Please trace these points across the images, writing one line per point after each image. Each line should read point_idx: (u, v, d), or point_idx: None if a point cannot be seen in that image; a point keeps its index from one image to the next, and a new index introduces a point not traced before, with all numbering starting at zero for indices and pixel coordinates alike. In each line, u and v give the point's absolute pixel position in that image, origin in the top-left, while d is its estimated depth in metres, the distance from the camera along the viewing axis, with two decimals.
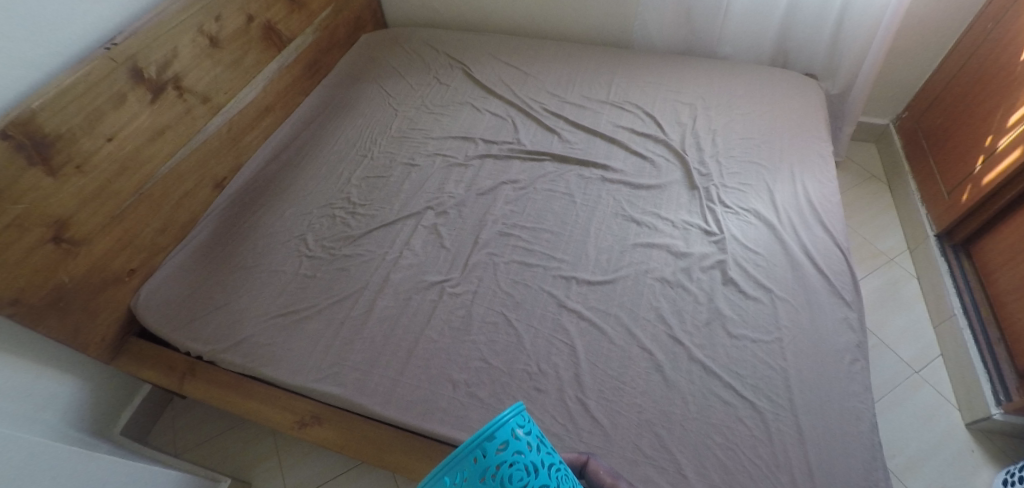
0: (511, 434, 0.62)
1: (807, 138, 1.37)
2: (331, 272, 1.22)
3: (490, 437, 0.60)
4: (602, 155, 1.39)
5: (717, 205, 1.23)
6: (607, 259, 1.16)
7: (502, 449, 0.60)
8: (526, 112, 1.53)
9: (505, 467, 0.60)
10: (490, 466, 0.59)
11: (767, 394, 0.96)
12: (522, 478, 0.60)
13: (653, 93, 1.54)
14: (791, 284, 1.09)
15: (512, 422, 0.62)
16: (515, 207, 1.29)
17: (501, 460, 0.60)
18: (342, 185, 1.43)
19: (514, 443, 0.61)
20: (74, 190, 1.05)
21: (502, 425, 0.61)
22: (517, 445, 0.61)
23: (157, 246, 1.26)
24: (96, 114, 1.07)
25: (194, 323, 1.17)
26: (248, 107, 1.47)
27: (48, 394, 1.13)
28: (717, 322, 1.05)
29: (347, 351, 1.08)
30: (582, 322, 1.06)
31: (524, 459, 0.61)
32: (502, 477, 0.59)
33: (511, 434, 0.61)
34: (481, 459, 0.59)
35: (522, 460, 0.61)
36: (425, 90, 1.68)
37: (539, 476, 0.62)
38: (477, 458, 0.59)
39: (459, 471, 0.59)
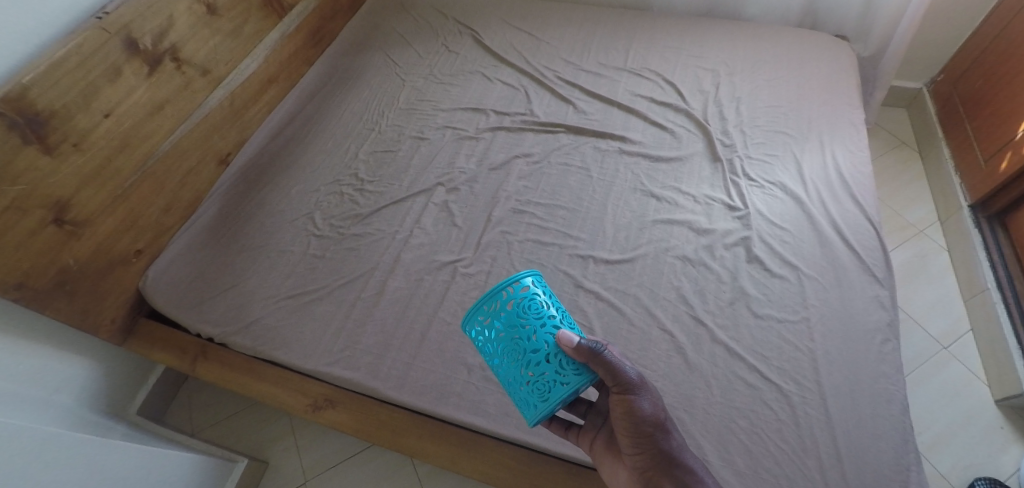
0: (533, 282, 0.71)
1: (839, 106, 1.29)
2: (339, 252, 1.19)
3: (513, 281, 0.69)
4: (620, 126, 1.32)
5: (742, 178, 1.17)
6: (625, 236, 1.11)
7: (524, 289, 0.69)
8: (538, 81, 1.46)
9: (527, 301, 0.69)
10: (513, 297, 0.68)
11: (794, 377, 0.90)
12: (539, 310, 0.69)
13: (674, 58, 1.46)
14: (821, 261, 1.03)
15: (531, 276, 0.71)
16: (529, 183, 1.24)
17: (523, 294, 0.69)
18: (349, 160, 1.38)
19: (533, 287, 0.70)
20: (73, 169, 1.01)
21: (525, 274, 0.71)
22: (536, 291, 0.70)
23: (162, 226, 1.23)
24: (91, 89, 1.03)
25: (204, 305, 1.16)
26: (250, 79, 1.41)
27: (61, 376, 1.12)
28: (741, 301, 0.99)
29: (359, 334, 1.05)
30: (600, 303, 1.01)
31: (542, 300, 0.70)
32: (522, 308, 0.68)
33: (531, 282, 0.70)
34: (509, 293, 0.69)
35: (539, 299, 0.70)
36: (433, 58, 1.61)
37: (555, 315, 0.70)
38: (503, 293, 0.69)
39: (489, 302, 0.69)
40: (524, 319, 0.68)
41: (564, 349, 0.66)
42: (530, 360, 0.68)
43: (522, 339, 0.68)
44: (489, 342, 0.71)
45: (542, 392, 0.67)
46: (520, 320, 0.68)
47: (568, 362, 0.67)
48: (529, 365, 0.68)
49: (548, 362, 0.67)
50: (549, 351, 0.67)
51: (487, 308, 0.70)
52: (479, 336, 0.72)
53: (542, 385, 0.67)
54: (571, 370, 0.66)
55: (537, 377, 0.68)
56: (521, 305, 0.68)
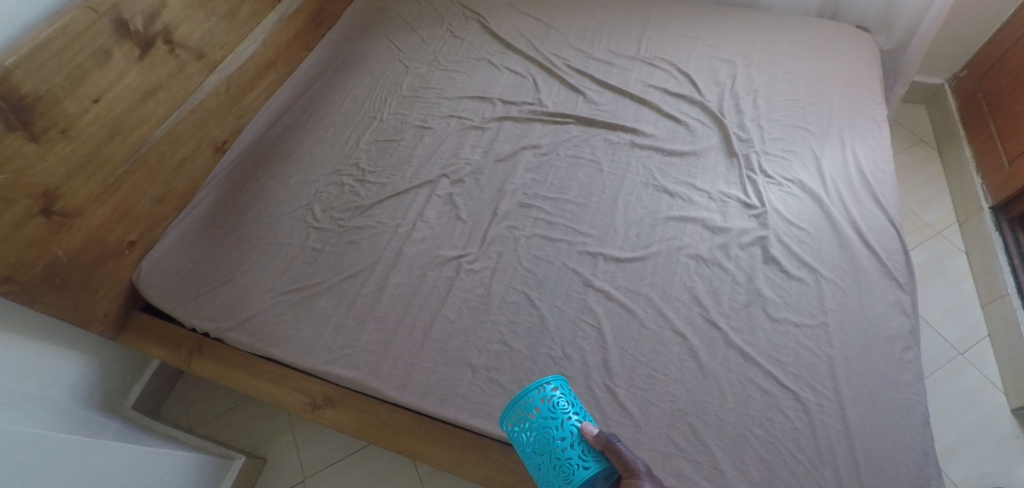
0: (562, 384, 0.76)
1: (860, 101, 1.24)
2: (339, 245, 1.15)
3: (545, 382, 0.74)
4: (632, 117, 1.27)
5: (759, 175, 1.13)
6: (637, 233, 1.06)
7: (555, 388, 0.74)
8: (547, 69, 1.41)
9: (556, 400, 0.73)
10: (546, 391, 0.74)
11: (811, 384, 0.87)
12: (567, 408, 0.73)
13: (688, 48, 1.40)
14: (840, 263, 0.99)
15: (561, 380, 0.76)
16: (537, 176, 1.20)
17: (553, 393, 0.74)
18: (349, 149, 1.34)
19: (562, 389, 0.75)
20: (61, 157, 0.97)
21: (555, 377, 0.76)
22: (564, 391, 0.75)
23: (155, 216, 1.19)
24: (78, 73, 0.98)
25: (200, 299, 1.12)
26: (247, 63, 1.36)
27: (53, 371, 1.09)
28: (757, 304, 0.95)
29: (359, 331, 1.01)
30: (609, 303, 0.97)
31: (569, 399, 0.75)
32: (552, 405, 0.73)
33: (560, 383, 0.76)
34: (540, 392, 0.74)
35: (566, 398, 0.74)
36: (438, 44, 1.55)
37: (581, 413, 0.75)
38: (535, 392, 0.74)
39: (523, 398, 0.74)
40: (553, 414, 0.72)
41: (586, 439, 0.71)
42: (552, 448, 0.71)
43: (549, 427, 0.72)
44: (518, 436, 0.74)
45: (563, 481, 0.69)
46: (550, 417, 0.72)
47: (590, 457, 0.71)
48: (553, 453, 0.71)
49: (574, 456, 0.70)
50: (574, 446, 0.71)
51: (520, 398, 0.74)
52: (507, 425, 0.75)
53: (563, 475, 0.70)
54: (591, 458, 0.71)
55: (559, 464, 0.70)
56: (550, 398, 0.73)
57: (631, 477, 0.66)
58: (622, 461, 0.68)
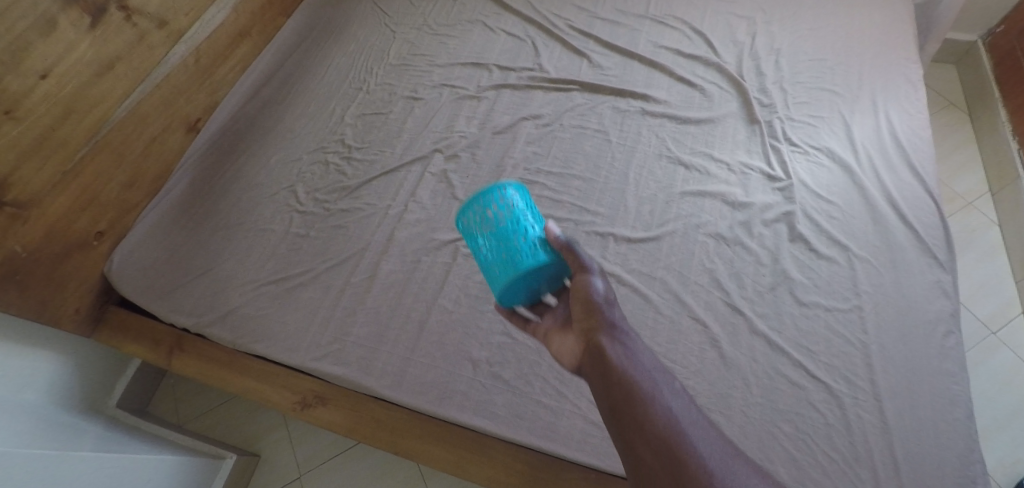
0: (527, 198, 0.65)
1: (893, 59, 1.13)
2: (326, 230, 1.06)
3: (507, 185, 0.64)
4: (641, 82, 1.16)
5: (783, 143, 1.03)
6: (650, 211, 0.97)
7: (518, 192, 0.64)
8: (548, 31, 1.29)
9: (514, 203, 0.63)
10: (506, 193, 0.63)
11: (844, 375, 0.78)
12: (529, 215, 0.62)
13: (702, 4, 1.28)
14: (874, 240, 0.90)
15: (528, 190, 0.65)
16: (539, 148, 1.09)
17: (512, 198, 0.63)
18: (335, 124, 1.23)
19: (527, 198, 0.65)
20: (9, 139, 0.87)
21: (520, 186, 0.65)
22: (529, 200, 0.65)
23: (125, 203, 1.09)
24: (21, 45, 0.87)
25: (178, 292, 1.04)
26: (218, 32, 1.24)
27: (26, 372, 1.02)
28: (783, 287, 0.86)
29: (349, 324, 0.93)
30: (622, 288, 0.89)
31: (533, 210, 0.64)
32: (510, 207, 0.62)
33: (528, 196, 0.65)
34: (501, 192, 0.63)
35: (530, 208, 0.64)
36: (428, 6, 1.42)
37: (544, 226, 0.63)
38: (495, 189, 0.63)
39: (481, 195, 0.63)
40: (511, 219, 0.61)
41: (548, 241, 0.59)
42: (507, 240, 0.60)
43: (507, 227, 0.61)
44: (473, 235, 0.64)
45: (511, 270, 0.58)
46: (507, 216, 0.62)
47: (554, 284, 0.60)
48: (504, 243, 0.60)
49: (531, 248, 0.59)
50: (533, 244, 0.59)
51: (479, 195, 0.63)
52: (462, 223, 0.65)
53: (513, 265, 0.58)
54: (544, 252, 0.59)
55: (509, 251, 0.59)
56: (510, 199, 0.63)
57: (584, 274, 0.57)
58: (580, 262, 0.58)
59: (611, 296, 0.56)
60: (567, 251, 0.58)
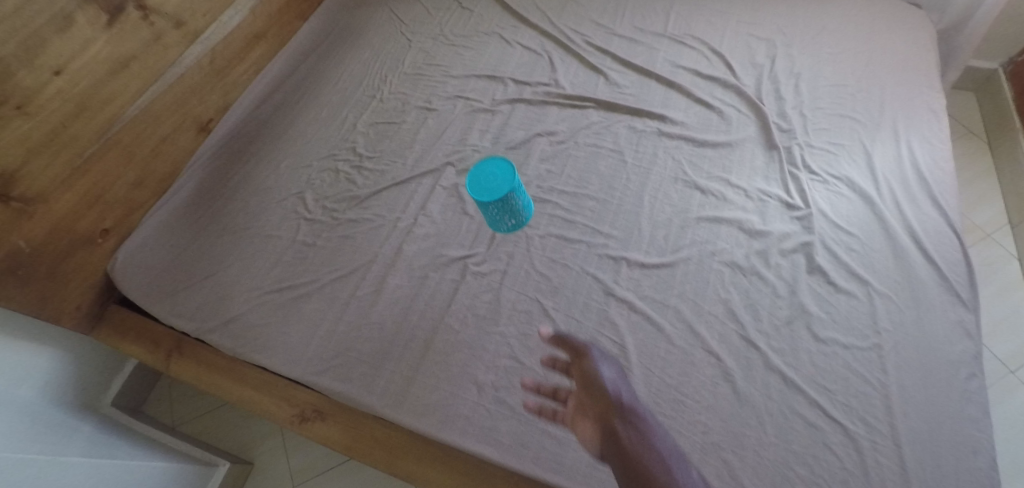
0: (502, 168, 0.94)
1: (916, 88, 1.10)
2: (333, 239, 1.04)
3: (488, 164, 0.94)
4: (658, 102, 1.14)
5: (802, 171, 1.00)
6: (665, 235, 0.95)
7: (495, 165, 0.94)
8: (565, 46, 1.27)
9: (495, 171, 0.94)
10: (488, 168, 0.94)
11: (862, 416, 0.75)
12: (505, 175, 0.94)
13: (721, 25, 1.26)
14: (896, 276, 0.87)
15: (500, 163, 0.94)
16: (552, 167, 1.08)
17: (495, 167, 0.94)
18: (346, 131, 1.22)
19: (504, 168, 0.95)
20: (18, 136, 0.86)
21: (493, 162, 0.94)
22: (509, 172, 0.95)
23: (132, 202, 1.08)
24: (35, 41, 0.86)
25: (179, 296, 1.02)
26: (234, 34, 1.23)
27: (27, 368, 1.01)
28: (800, 321, 0.84)
29: (352, 338, 0.91)
30: (634, 316, 0.87)
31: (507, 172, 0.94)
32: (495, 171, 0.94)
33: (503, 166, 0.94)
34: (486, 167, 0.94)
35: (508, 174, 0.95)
36: (444, 16, 1.41)
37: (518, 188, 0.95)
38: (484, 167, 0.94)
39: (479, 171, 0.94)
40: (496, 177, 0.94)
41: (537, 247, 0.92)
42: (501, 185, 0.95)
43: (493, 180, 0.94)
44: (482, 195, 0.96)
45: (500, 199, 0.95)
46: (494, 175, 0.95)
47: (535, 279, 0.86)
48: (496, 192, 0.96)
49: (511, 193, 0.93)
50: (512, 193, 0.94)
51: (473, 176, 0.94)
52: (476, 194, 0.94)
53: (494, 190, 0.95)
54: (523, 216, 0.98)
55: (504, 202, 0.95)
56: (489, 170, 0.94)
57: (591, 363, 0.77)
58: (585, 355, 0.78)
59: (618, 383, 0.75)
60: (564, 342, 0.81)
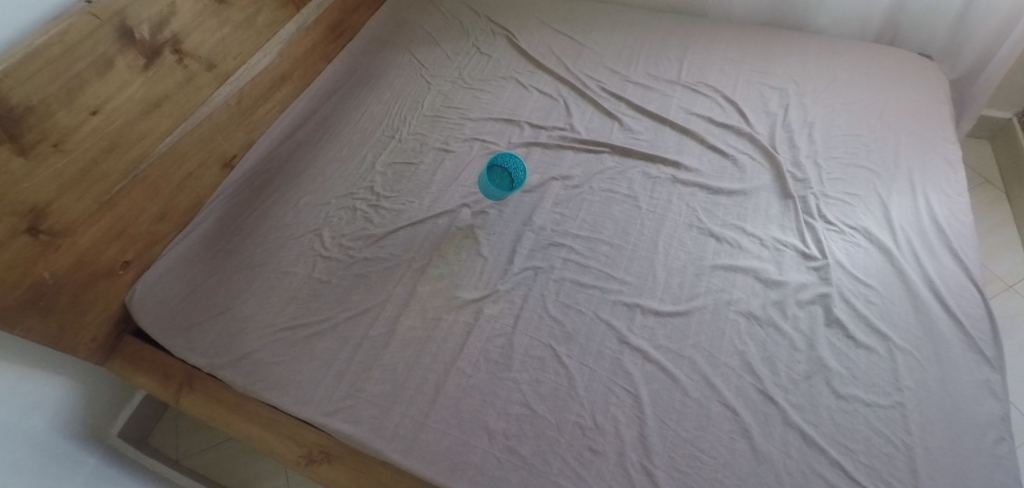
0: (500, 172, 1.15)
1: (930, 139, 1.09)
2: (348, 278, 1.05)
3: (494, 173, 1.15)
4: (672, 148, 1.16)
5: (818, 220, 0.99)
6: (679, 283, 0.95)
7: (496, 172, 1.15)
8: (580, 91, 1.30)
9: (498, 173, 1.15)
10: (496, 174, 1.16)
11: (886, 480, 0.72)
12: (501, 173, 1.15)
13: (734, 73, 1.28)
14: (917, 332, 0.85)
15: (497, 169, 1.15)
16: (566, 210, 1.09)
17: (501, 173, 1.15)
18: (365, 170, 1.24)
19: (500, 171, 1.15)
20: (52, 172, 0.89)
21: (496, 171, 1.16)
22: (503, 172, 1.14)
23: (155, 235, 1.10)
24: (77, 83, 0.90)
25: (193, 331, 1.02)
26: (261, 75, 1.27)
27: (36, 397, 1.01)
28: (820, 376, 0.82)
29: (364, 380, 0.91)
30: (648, 365, 0.86)
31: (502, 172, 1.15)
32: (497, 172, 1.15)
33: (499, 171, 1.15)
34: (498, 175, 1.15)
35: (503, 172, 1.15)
36: (463, 60, 1.46)
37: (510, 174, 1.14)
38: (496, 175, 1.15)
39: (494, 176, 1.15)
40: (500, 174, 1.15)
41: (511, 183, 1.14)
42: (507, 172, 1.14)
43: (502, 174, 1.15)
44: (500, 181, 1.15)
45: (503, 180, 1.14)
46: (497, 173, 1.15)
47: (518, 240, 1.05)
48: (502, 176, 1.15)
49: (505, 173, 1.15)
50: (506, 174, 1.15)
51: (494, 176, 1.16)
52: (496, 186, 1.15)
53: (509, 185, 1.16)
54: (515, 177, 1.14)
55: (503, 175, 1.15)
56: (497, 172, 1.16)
57: None
58: None
59: None
60: None
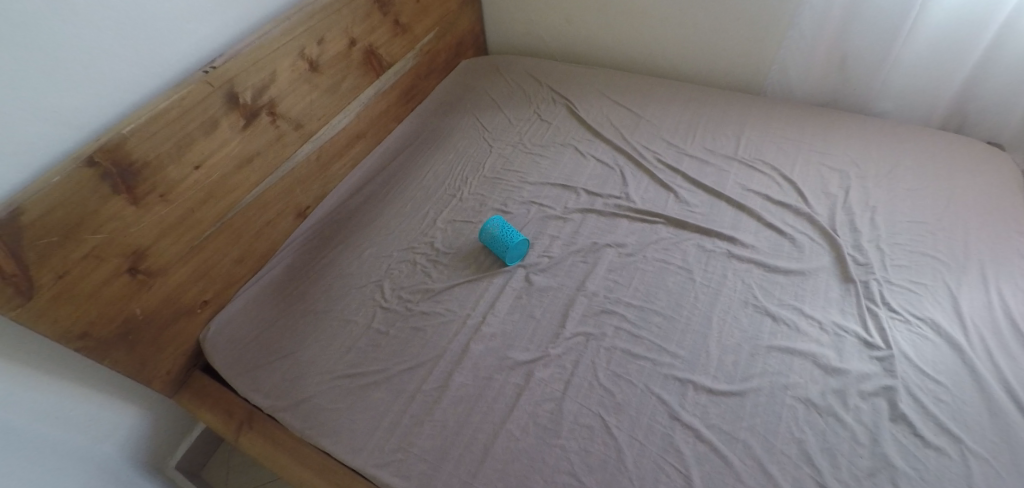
0: (506, 234, 1.17)
1: (1002, 230, 1.06)
2: (405, 330, 1.10)
3: (508, 238, 1.16)
4: (727, 223, 1.17)
5: (881, 307, 0.97)
6: (733, 362, 0.94)
7: (508, 237, 1.16)
8: (637, 162, 1.35)
9: (506, 239, 1.16)
10: (509, 238, 1.16)
11: None
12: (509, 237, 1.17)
13: (792, 152, 1.30)
14: (992, 436, 0.80)
15: (505, 233, 1.17)
16: (619, 278, 1.11)
17: (508, 237, 1.16)
18: (426, 226, 1.31)
19: (502, 234, 1.17)
20: (156, 218, 0.99)
21: (509, 236, 1.16)
22: (504, 237, 1.16)
23: (232, 276, 1.19)
24: (186, 141, 1.01)
25: (258, 371, 1.08)
26: (340, 133, 1.39)
27: (108, 422, 1.09)
28: (884, 475, 0.79)
29: (415, 434, 0.93)
30: (700, 445, 0.85)
31: (505, 237, 1.16)
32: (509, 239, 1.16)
33: (506, 235, 1.16)
34: (510, 239, 1.16)
35: (503, 235, 1.17)
36: (524, 126, 1.54)
37: (503, 236, 1.17)
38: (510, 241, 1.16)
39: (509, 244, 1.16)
40: (508, 239, 1.16)
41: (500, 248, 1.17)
42: (509, 231, 1.18)
43: (507, 238, 1.16)
44: (506, 244, 1.16)
45: (499, 244, 1.17)
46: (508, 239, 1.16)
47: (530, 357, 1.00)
48: (501, 241, 1.17)
49: (503, 234, 1.17)
50: (503, 236, 1.17)
51: (514, 246, 1.16)
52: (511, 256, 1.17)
53: (505, 244, 1.16)
54: (500, 239, 1.17)
55: (500, 235, 1.17)
56: (509, 236, 1.16)
57: None
58: None
59: None
60: None
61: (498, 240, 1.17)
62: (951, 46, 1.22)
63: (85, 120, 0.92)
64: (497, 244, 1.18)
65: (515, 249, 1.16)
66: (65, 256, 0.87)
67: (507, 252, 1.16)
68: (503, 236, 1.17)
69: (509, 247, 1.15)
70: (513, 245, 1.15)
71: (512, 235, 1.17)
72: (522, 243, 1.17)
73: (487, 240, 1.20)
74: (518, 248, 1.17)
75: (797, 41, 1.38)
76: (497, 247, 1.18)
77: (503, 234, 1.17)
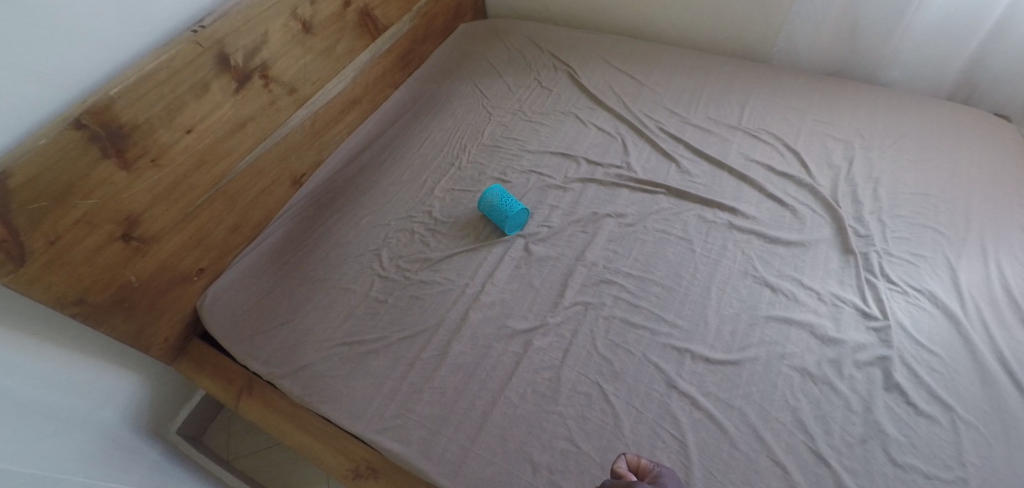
0: (507, 203, 1.15)
1: (1004, 204, 1.06)
2: (403, 299, 1.09)
3: (509, 207, 1.15)
4: (729, 193, 1.16)
5: (880, 279, 0.97)
6: (731, 332, 0.95)
7: (509, 206, 1.15)
8: (638, 130, 1.33)
9: (507, 207, 1.15)
10: (510, 207, 1.15)
11: None
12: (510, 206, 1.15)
13: (797, 122, 1.28)
14: (982, 405, 0.82)
15: (506, 202, 1.16)
16: (619, 248, 1.11)
17: (509, 206, 1.15)
18: (424, 195, 1.29)
19: (503, 202, 1.16)
20: (148, 184, 0.97)
21: (511, 204, 1.15)
22: (505, 205, 1.15)
23: (227, 245, 1.17)
24: (177, 104, 0.98)
25: (257, 338, 1.08)
26: (335, 99, 1.35)
27: (107, 389, 1.09)
28: (876, 441, 0.80)
29: (414, 401, 0.94)
30: (696, 412, 0.86)
31: (506, 205, 1.15)
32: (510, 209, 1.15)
33: (507, 204, 1.15)
34: (511, 208, 1.15)
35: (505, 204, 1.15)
36: (524, 93, 1.51)
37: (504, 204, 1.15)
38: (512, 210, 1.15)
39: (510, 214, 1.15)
40: (509, 208, 1.15)
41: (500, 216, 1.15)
42: (508, 200, 1.16)
43: (509, 207, 1.15)
44: (507, 212, 1.14)
45: (500, 212, 1.15)
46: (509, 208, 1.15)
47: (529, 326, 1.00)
48: (502, 209, 1.15)
49: (504, 202, 1.16)
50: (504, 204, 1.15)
51: (515, 215, 1.15)
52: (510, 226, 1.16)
53: (504, 212, 1.15)
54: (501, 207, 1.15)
55: (500, 203, 1.16)
56: (510, 205, 1.15)
57: None
58: None
59: None
60: None
61: (498, 209, 1.16)
62: (964, 15, 1.19)
63: (71, 81, 0.88)
64: (497, 212, 1.16)
65: (515, 218, 1.15)
66: (56, 222, 0.85)
67: (506, 220, 1.15)
68: (502, 205, 1.15)
69: (508, 217, 1.14)
70: (512, 214, 1.14)
71: (512, 204, 1.15)
72: (522, 213, 1.16)
73: (487, 209, 1.18)
74: (517, 217, 1.16)
75: (806, 7, 1.34)
76: (496, 216, 1.16)
77: (504, 202, 1.16)
